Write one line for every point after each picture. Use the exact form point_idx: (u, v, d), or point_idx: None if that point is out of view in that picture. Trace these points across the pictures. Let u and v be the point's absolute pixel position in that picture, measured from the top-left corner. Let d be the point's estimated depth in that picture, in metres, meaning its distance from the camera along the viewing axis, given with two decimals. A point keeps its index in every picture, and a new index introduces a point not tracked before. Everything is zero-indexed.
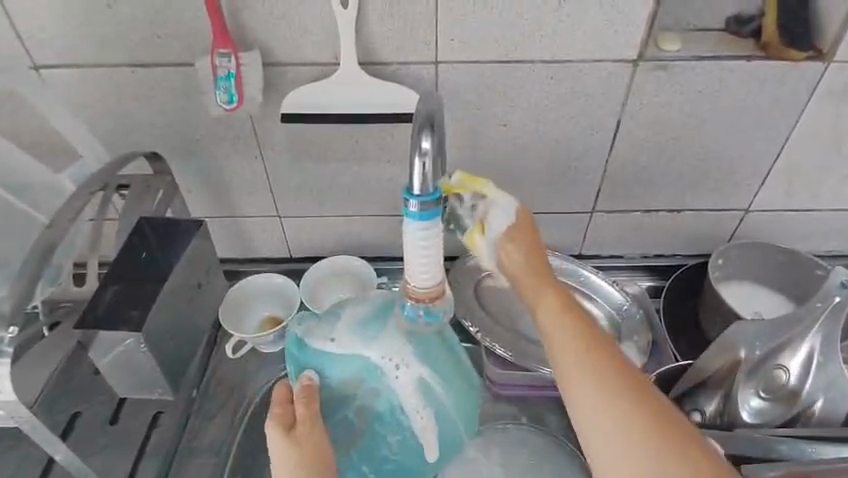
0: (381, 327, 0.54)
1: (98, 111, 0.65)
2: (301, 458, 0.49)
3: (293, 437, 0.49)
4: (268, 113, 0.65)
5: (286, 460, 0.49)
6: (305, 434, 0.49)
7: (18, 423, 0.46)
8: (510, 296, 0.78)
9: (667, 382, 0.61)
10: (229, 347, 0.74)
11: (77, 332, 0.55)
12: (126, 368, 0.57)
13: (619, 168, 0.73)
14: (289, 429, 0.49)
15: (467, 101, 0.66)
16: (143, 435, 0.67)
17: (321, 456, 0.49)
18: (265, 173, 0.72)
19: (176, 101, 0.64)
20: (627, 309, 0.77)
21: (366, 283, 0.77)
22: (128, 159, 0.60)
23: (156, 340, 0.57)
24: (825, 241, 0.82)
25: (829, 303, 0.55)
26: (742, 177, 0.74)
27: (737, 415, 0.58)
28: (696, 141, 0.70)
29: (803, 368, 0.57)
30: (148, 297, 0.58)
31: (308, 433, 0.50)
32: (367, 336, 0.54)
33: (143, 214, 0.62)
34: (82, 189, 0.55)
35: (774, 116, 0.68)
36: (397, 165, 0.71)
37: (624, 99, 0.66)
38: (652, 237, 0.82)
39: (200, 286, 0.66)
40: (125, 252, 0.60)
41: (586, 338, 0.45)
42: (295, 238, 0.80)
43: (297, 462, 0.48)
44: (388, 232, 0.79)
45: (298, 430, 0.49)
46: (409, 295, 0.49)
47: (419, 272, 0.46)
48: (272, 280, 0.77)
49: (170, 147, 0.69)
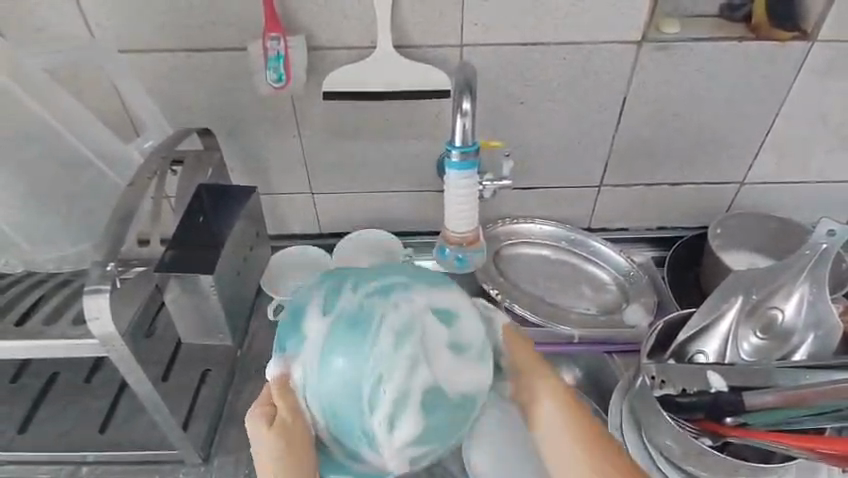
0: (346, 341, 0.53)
1: (153, 93, 0.72)
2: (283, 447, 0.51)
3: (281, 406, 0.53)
4: (309, 93, 0.72)
5: (270, 450, 0.51)
6: (291, 426, 0.52)
7: (110, 352, 0.54)
8: (524, 264, 0.85)
9: (672, 329, 0.68)
10: (271, 309, 0.78)
11: (157, 277, 0.60)
12: (188, 306, 0.65)
13: (626, 143, 0.79)
14: (270, 422, 0.51)
15: (488, 80, 0.73)
16: (193, 390, 0.68)
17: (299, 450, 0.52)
18: (302, 151, 0.78)
19: (225, 84, 0.71)
20: (634, 275, 0.84)
21: (394, 254, 0.82)
22: (189, 133, 0.68)
23: (221, 285, 0.65)
24: (816, 212, 0.89)
25: (817, 251, 0.64)
26: (738, 150, 0.81)
27: (738, 354, 0.67)
28: (694, 117, 0.77)
29: (795, 307, 0.66)
30: (201, 256, 0.63)
31: (292, 425, 0.52)
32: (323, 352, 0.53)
33: (201, 182, 0.69)
34: (153, 156, 0.62)
35: (764, 92, 0.75)
36: (423, 142, 0.77)
37: (628, 79, 0.73)
38: (656, 210, 0.88)
39: (251, 249, 0.73)
40: (185, 217, 0.66)
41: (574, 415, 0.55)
42: (324, 214, 0.86)
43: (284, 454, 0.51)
44: (412, 208, 0.85)
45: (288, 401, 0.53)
46: (449, 240, 0.71)
47: (456, 217, 0.68)
48: (306, 252, 0.84)
49: (217, 125, 0.75)
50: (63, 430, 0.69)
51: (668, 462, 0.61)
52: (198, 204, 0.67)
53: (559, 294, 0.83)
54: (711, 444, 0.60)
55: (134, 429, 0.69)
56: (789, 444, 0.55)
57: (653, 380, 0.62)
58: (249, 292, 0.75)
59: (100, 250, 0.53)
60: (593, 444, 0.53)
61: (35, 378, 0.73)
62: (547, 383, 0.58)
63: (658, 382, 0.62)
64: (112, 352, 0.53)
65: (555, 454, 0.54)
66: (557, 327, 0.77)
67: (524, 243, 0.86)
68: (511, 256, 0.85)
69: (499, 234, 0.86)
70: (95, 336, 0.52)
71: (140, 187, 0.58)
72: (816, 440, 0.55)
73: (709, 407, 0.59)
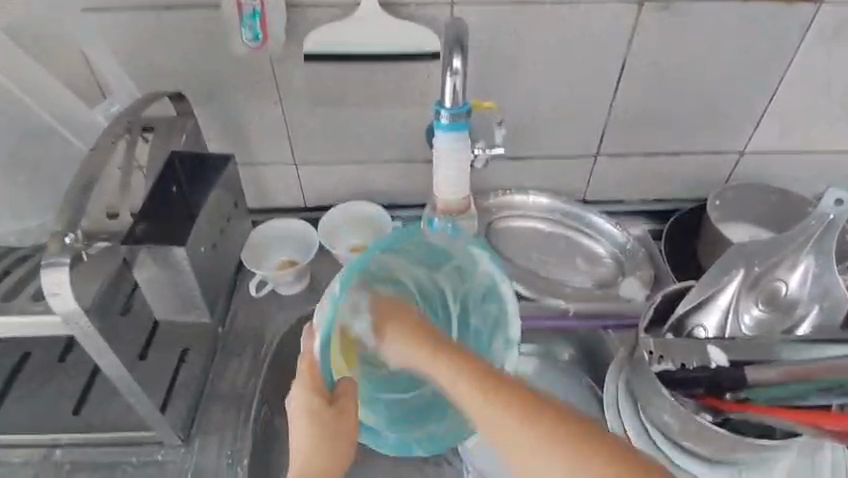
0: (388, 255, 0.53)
1: (122, 55, 0.67)
2: (317, 430, 0.48)
3: (338, 408, 0.49)
4: (289, 54, 0.67)
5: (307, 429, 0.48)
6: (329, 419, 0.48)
7: (74, 330, 0.50)
8: (517, 238, 0.82)
9: (672, 302, 0.65)
10: (253, 285, 0.75)
11: (124, 249, 0.56)
12: (161, 282, 0.61)
13: (623, 110, 0.76)
14: (312, 412, 0.48)
15: (480, 42, 0.68)
16: (172, 370, 0.65)
17: (338, 437, 0.49)
18: (284, 119, 0.74)
19: (198, 44, 0.66)
20: (631, 248, 0.81)
21: (382, 230, 0.78)
22: (159, 96, 0.63)
23: (195, 258, 0.61)
24: (818, 183, 0.86)
25: (823, 221, 0.62)
26: (739, 118, 0.78)
27: (740, 327, 0.65)
28: (696, 83, 0.73)
29: (800, 279, 0.64)
30: (175, 230, 0.59)
31: (334, 419, 0.49)
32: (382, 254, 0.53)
33: (174, 149, 0.64)
34: (118, 121, 0.58)
35: (768, 57, 0.71)
36: (411, 109, 0.73)
37: (629, 40, 0.69)
38: (655, 181, 0.85)
39: (228, 220, 0.69)
40: (157, 186, 0.62)
41: (529, 401, 0.43)
42: (309, 185, 0.81)
43: (316, 424, 0.48)
44: (400, 180, 0.81)
45: (344, 407, 0.49)
46: (440, 209, 0.66)
47: (448, 184, 0.63)
48: (290, 225, 0.78)
49: (192, 91, 0.71)
50: (35, 412, 0.66)
51: (667, 441, 0.59)
52: (171, 172, 0.63)
53: (554, 268, 0.80)
54: (710, 420, 0.57)
55: (110, 410, 0.65)
56: (793, 420, 0.54)
57: (652, 356, 0.60)
58: (228, 267, 0.71)
59: (60, 221, 0.49)
60: (504, 402, 0.43)
61: (6, 358, 0.70)
62: (437, 352, 0.49)
63: (656, 357, 0.60)
64: (76, 329, 0.50)
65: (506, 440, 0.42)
66: (552, 300, 0.75)
67: (518, 215, 0.83)
68: (504, 229, 0.83)
69: (492, 206, 0.83)
70: (58, 313, 0.49)
71: (105, 152, 0.54)
72: (821, 416, 0.53)
73: (709, 382, 0.57)
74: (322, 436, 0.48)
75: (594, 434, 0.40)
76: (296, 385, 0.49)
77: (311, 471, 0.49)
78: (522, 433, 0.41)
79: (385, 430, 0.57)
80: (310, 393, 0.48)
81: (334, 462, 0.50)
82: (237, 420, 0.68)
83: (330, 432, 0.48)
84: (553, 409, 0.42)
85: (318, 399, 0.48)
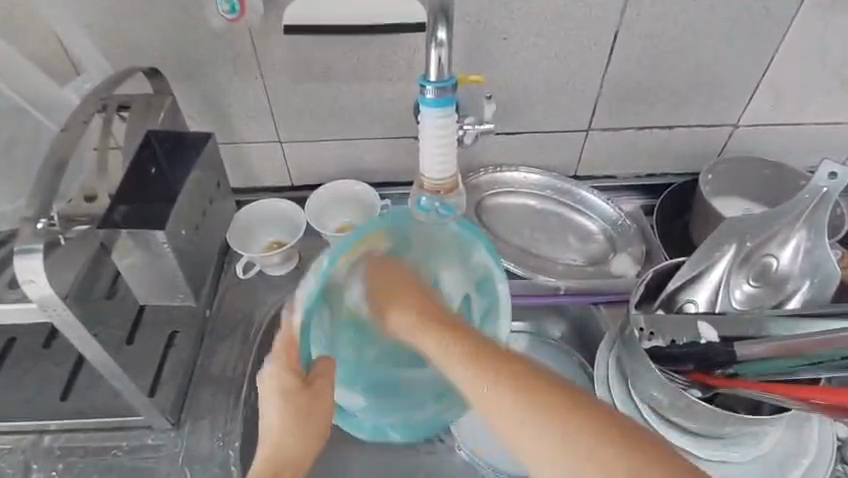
0: (373, 241, 0.57)
1: (92, 29, 0.64)
2: (290, 411, 0.52)
3: (308, 392, 0.52)
4: (269, 28, 0.65)
5: (278, 412, 0.53)
6: (305, 399, 0.52)
7: (51, 318, 0.49)
8: (508, 216, 0.81)
9: (664, 278, 0.65)
10: (240, 267, 0.74)
11: (102, 233, 0.54)
12: (144, 269, 0.60)
13: (616, 82, 0.74)
14: (285, 393, 0.52)
15: (469, 13, 0.66)
16: (160, 355, 0.65)
17: (313, 417, 0.53)
18: (266, 95, 0.71)
19: (173, 17, 0.63)
20: (622, 224, 0.80)
21: (371, 208, 0.77)
22: (133, 73, 0.60)
23: (178, 242, 0.59)
24: (810, 156, 0.85)
25: (817, 195, 0.61)
26: (734, 89, 0.76)
27: (731, 301, 0.65)
28: (690, 54, 0.72)
29: (791, 254, 0.64)
30: (155, 215, 0.57)
31: (308, 398, 0.52)
32: (366, 241, 0.57)
33: (151, 128, 0.62)
34: (91, 99, 0.55)
35: (766, 25, 0.69)
36: (398, 84, 0.71)
37: (622, 9, 0.66)
38: (648, 155, 0.83)
39: (212, 203, 0.68)
40: (135, 168, 0.60)
41: (509, 360, 0.46)
42: (295, 164, 0.79)
43: (291, 402, 0.52)
44: (388, 158, 0.80)
45: (319, 388, 0.53)
46: (427, 189, 0.63)
47: (434, 163, 0.62)
48: (278, 205, 0.77)
49: (169, 67, 0.68)
50: (20, 399, 0.65)
51: (664, 422, 0.59)
52: (149, 152, 0.61)
53: (546, 246, 0.79)
54: (700, 395, 0.58)
55: (96, 396, 0.65)
56: (786, 396, 0.54)
57: (642, 333, 0.60)
58: (213, 250, 0.69)
59: (32, 204, 0.47)
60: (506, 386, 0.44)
61: None
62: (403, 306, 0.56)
63: (647, 334, 0.60)
64: (54, 317, 0.49)
65: (481, 398, 0.45)
66: (543, 278, 0.74)
67: (508, 193, 0.82)
68: (494, 206, 0.81)
69: (482, 183, 0.82)
70: (33, 300, 0.47)
71: (77, 133, 0.52)
72: (811, 390, 0.54)
73: (700, 358, 0.58)
74: (296, 417, 0.52)
75: (592, 410, 0.41)
76: (274, 365, 0.52)
77: (278, 451, 0.53)
78: (499, 389, 0.44)
79: (361, 413, 0.63)
80: (287, 374, 0.52)
81: (303, 431, 0.53)
82: (227, 403, 0.68)
83: (303, 412, 0.52)
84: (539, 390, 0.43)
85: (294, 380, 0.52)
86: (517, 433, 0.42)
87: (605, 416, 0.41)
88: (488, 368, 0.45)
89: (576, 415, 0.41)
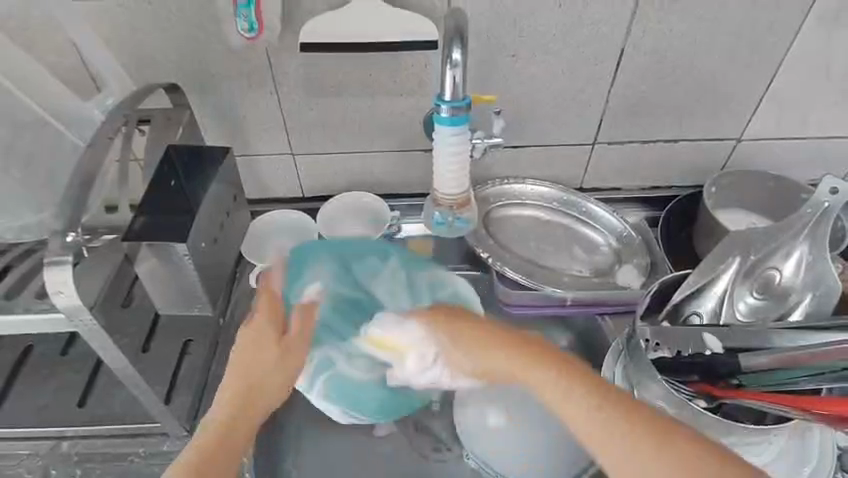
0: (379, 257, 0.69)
1: (115, 45, 0.66)
2: (250, 349, 0.52)
3: (284, 345, 0.54)
4: (286, 45, 0.67)
5: (239, 355, 0.51)
6: (273, 338, 0.54)
7: (77, 328, 0.50)
8: (515, 227, 0.83)
9: (669, 290, 0.66)
10: (253, 277, 0.75)
11: (126, 247, 0.56)
12: (163, 279, 0.61)
13: (621, 97, 0.76)
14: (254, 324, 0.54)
15: (478, 30, 0.68)
16: (173, 365, 0.66)
17: (268, 363, 0.52)
18: (280, 109, 0.73)
19: (192, 34, 0.65)
20: (627, 235, 0.82)
21: (381, 219, 0.80)
22: (154, 89, 0.62)
23: (197, 255, 0.61)
24: (812, 169, 0.87)
25: (819, 209, 0.63)
26: (737, 104, 0.78)
27: (736, 312, 0.67)
28: (695, 70, 0.73)
29: (794, 267, 0.66)
30: (175, 227, 0.59)
31: (276, 333, 0.55)
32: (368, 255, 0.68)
33: (171, 142, 0.64)
34: (116, 114, 0.57)
35: (768, 41, 0.71)
36: (409, 98, 0.73)
37: (628, 26, 0.68)
38: (652, 168, 0.85)
39: (228, 214, 0.69)
40: (156, 181, 0.61)
41: (597, 387, 0.44)
42: (307, 175, 0.81)
43: (261, 338, 0.53)
44: (398, 171, 0.81)
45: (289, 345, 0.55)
46: (439, 203, 0.69)
47: (448, 180, 0.66)
48: (290, 216, 0.80)
49: (187, 82, 0.70)
50: (39, 404, 0.67)
51: None
52: (169, 167, 0.62)
53: (551, 257, 0.81)
54: (706, 405, 0.58)
55: (113, 401, 0.66)
56: (788, 407, 0.55)
57: (648, 344, 0.61)
58: (228, 260, 0.70)
59: (61, 218, 0.49)
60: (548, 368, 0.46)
61: (7, 352, 0.70)
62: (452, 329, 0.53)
63: (652, 345, 0.61)
64: (79, 326, 0.50)
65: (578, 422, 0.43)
66: (550, 288, 0.75)
67: (515, 204, 0.84)
68: (502, 218, 0.83)
69: (489, 195, 0.83)
70: (60, 309, 0.49)
71: (103, 147, 0.54)
72: (811, 401, 0.55)
73: (704, 369, 0.59)
74: (258, 357, 0.52)
75: (655, 416, 0.42)
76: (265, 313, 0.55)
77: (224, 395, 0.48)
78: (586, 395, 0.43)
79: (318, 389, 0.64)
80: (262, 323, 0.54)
81: (260, 378, 0.51)
82: None
83: (272, 346, 0.53)
84: (551, 350, 0.48)
85: (275, 332, 0.54)
86: (606, 451, 0.41)
87: (698, 450, 0.40)
88: (580, 382, 0.44)
89: (684, 453, 0.40)
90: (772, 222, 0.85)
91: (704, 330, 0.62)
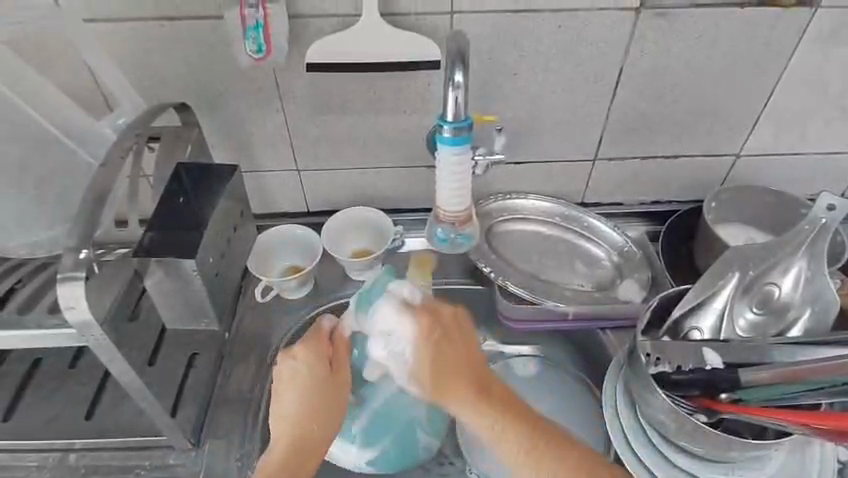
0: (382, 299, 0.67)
1: (127, 66, 0.68)
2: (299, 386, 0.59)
3: (334, 377, 0.61)
4: (293, 64, 0.69)
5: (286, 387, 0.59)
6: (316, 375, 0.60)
7: (87, 342, 0.52)
8: (517, 242, 0.84)
9: (669, 305, 0.67)
10: (259, 290, 0.77)
11: (135, 262, 0.58)
12: (171, 292, 0.63)
13: (620, 114, 0.77)
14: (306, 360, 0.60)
15: (479, 50, 0.69)
16: (180, 377, 0.67)
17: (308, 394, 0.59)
18: (286, 126, 0.75)
19: (202, 55, 0.67)
20: (628, 250, 0.83)
21: (385, 235, 0.80)
22: (164, 108, 0.64)
23: (205, 270, 0.62)
24: (811, 184, 0.88)
25: (816, 226, 0.64)
26: (735, 121, 0.79)
27: (736, 328, 0.67)
28: (693, 88, 0.75)
29: (792, 283, 0.67)
30: (184, 242, 0.60)
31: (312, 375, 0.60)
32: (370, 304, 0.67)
33: (180, 160, 0.66)
34: (127, 133, 0.59)
35: (764, 60, 0.72)
36: (413, 116, 0.74)
37: (627, 46, 0.70)
38: (652, 183, 0.86)
39: (236, 229, 0.71)
40: (165, 196, 0.63)
41: (570, 458, 0.54)
42: (312, 191, 0.83)
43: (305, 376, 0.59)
44: (402, 186, 0.83)
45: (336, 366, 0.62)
46: (441, 218, 0.70)
47: (450, 197, 0.67)
48: (293, 230, 0.80)
49: (196, 101, 0.72)
50: (47, 416, 0.68)
51: (666, 443, 0.62)
52: (178, 184, 0.64)
53: (553, 271, 0.81)
54: (705, 420, 0.59)
55: (120, 414, 0.67)
56: (787, 421, 0.56)
57: (648, 358, 0.61)
58: (235, 273, 0.72)
59: (73, 234, 0.50)
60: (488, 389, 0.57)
61: (16, 364, 0.71)
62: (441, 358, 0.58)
63: (653, 359, 0.62)
64: (89, 339, 0.51)
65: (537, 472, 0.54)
66: (550, 302, 0.76)
67: (517, 219, 0.85)
68: (504, 233, 0.84)
69: (492, 210, 0.84)
70: (72, 324, 0.50)
71: (115, 165, 0.55)
72: (812, 415, 0.55)
73: (704, 384, 0.59)
74: (306, 393, 0.59)
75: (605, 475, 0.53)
76: (307, 349, 0.61)
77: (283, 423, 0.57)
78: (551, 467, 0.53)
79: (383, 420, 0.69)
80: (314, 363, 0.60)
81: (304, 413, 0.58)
82: (244, 423, 0.70)
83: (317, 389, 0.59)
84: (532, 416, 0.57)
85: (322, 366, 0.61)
86: None
87: None
88: (519, 435, 0.55)
89: None
90: (773, 237, 0.85)
91: (704, 346, 0.62)
